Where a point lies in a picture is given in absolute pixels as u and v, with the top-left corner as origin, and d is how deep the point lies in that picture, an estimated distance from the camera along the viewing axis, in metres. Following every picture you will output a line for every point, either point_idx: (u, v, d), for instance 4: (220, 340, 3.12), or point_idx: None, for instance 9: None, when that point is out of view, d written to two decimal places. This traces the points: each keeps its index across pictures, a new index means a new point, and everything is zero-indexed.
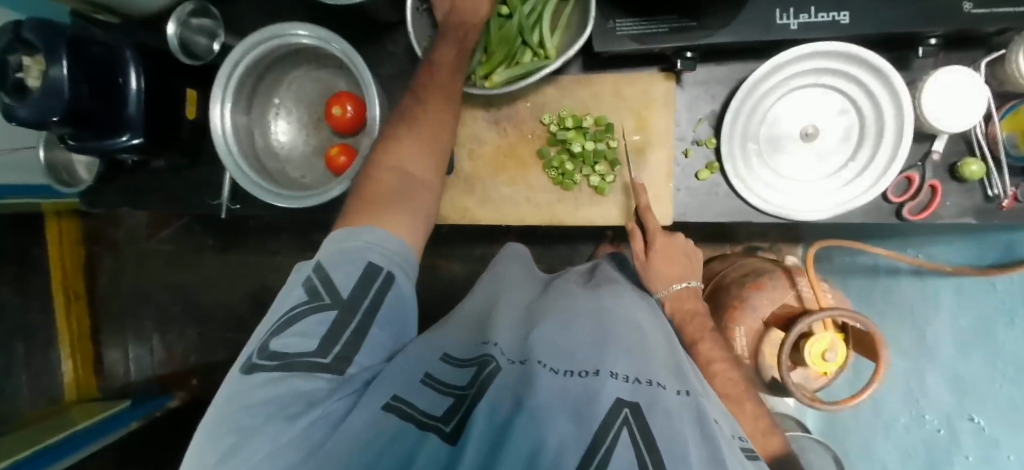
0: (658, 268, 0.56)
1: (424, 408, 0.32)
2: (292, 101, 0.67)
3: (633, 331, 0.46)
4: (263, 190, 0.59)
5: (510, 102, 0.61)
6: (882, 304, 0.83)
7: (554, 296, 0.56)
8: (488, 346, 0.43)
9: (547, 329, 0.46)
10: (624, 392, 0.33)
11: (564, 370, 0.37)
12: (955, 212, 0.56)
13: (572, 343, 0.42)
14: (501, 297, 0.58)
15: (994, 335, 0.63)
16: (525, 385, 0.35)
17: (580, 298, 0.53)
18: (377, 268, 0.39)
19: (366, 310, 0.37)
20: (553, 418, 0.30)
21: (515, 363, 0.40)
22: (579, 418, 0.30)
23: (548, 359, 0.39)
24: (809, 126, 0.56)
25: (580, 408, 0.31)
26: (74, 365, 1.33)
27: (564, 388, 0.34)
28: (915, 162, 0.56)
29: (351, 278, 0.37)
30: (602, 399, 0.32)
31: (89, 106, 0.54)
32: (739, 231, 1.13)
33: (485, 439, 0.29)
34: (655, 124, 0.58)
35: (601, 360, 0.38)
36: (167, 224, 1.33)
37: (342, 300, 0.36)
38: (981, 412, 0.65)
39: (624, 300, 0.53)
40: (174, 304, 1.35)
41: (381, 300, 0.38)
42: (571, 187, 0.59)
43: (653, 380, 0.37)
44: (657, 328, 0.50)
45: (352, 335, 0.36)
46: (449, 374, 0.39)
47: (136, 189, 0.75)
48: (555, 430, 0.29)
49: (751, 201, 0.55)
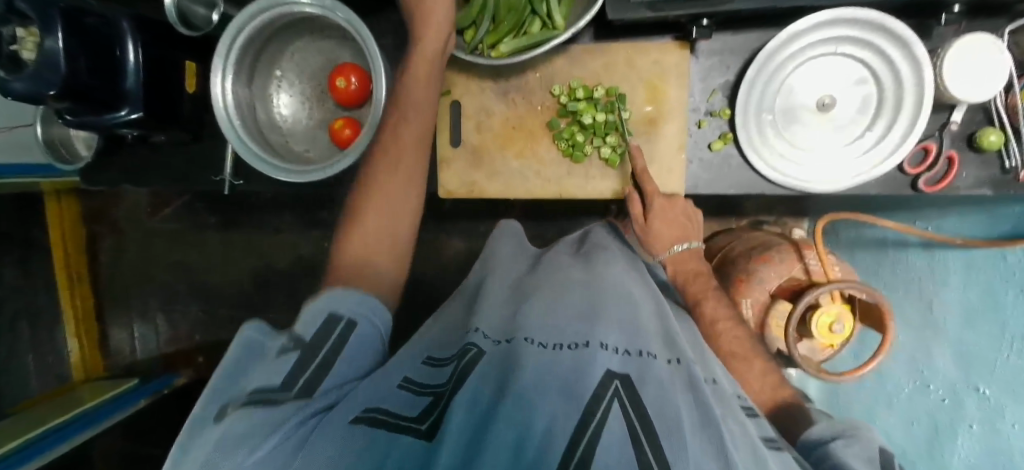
0: (658, 227, 0.56)
1: (400, 412, 0.32)
2: (295, 73, 0.65)
3: (623, 300, 0.47)
4: (267, 164, 0.58)
5: (519, 73, 0.60)
6: (890, 278, 0.83)
7: (545, 270, 0.57)
8: (472, 334, 0.44)
9: (535, 304, 0.46)
10: (614, 364, 0.34)
11: (553, 343, 0.37)
12: (971, 183, 0.56)
13: (562, 315, 0.43)
14: (490, 281, 0.58)
15: (1001, 302, 0.64)
16: (509, 363, 0.35)
17: (570, 270, 0.55)
18: (339, 317, 0.41)
19: (330, 349, 0.38)
20: (544, 390, 0.31)
21: (499, 343, 0.41)
22: (569, 388, 0.31)
23: (534, 334, 0.39)
24: (826, 96, 0.54)
25: (571, 382, 0.32)
26: (81, 347, 1.35)
27: (555, 360, 0.34)
28: (933, 132, 0.56)
29: (316, 325, 0.39)
30: (592, 371, 0.33)
31: (88, 80, 0.53)
32: (744, 206, 1.13)
33: (466, 425, 0.29)
34: (668, 94, 0.56)
35: (591, 332, 0.39)
36: (169, 203, 1.32)
37: (306, 342, 0.37)
38: (987, 382, 0.66)
39: (614, 272, 0.53)
40: (178, 283, 1.36)
41: (343, 342, 0.39)
42: (581, 160, 0.59)
43: (643, 350, 0.38)
44: (648, 296, 0.51)
45: (317, 369, 0.35)
46: (426, 376, 0.39)
47: (137, 166, 0.74)
48: (548, 400, 0.30)
49: (762, 171, 0.55)
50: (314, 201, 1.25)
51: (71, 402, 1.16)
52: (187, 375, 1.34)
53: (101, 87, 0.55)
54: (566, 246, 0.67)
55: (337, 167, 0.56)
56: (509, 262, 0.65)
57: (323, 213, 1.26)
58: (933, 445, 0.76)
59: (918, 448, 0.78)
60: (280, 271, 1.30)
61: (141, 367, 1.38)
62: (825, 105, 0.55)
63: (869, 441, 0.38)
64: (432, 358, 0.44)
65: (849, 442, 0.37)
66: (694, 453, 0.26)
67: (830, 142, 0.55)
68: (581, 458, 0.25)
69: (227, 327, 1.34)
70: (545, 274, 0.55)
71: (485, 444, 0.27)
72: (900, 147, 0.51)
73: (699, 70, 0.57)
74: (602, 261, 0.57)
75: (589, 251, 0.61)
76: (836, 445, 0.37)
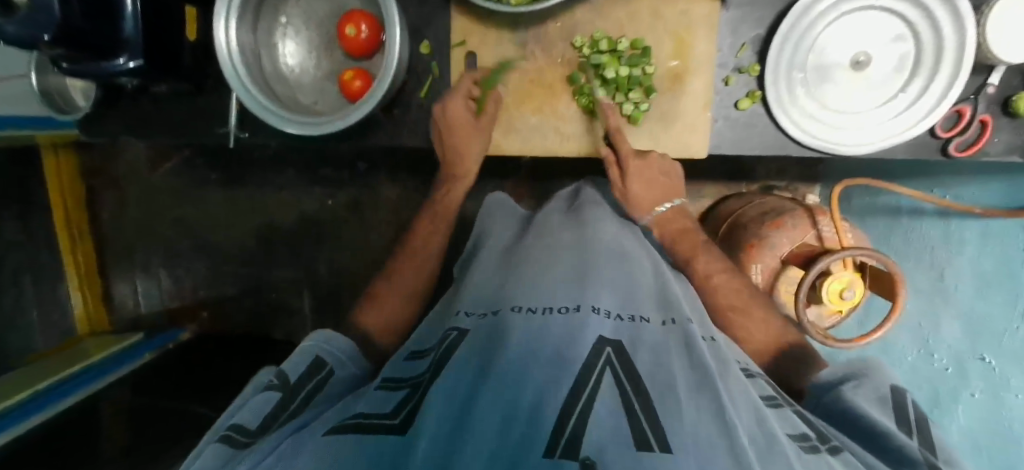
0: (639, 194, 0.58)
1: (374, 412, 0.35)
2: (301, 20, 0.62)
3: (620, 263, 0.51)
4: (276, 116, 0.56)
5: (538, 24, 0.57)
6: (902, 245, 0.81)
7: (534, 235, 0.59)
8: (459, 317, 0.47)
9: (527, 274, 0.48)
10: (607, 330, 0.38)
11: (544, 308, 0.41)
12: (1002, 150, 0.54)
13: (552, 281, 0.46)
14: (486, 250, 0.63)
15: (1017, 278, 0.65)
16: (497, 336, 0.38)
17: (563, 232, 0.57)
18: (323, 365, 0.50)
19: (309, 395, 0.45)
20: (533, 360, 0.33)
21: (485, 317, 0.44)
22: (559, 356, 0.34)
23: (522, 302, 0.43)
24: (861, 53, 0.52)
25: (563, 349, 0.35)
26: (84, 301, 1.35)
27: (545, 327, 0.38)
28: (968, 95, 0.53)
29: (299, 373, 0.47)
30: (584, 338, 0.36)
31: (83, 25, 0.49)
32: (755, 170, 1.11)
33: (454, 401, 0.31)
34: (695, 48, 0.55)
35: (582, 296, 0.42)
36: (169, 158, 1.31)
37: (288, 384, 0.45)
38: (993, 352, 0.70)
39: (604, 229, 0.57)
40: (181, 239, 1.36)
41: (322, 390, 0.46)
42: (602, 116, 0.58)
43: (637, 316, 0.42)
44: (644, 256, 0.55)
45: (293, 410, 0.42)
46: (408, 371, 0.44)
47: (138, 118, 0.72)
48: (534, 368, 0.32)
49: (791, 133, 0.54)
50: (317, 157, 1.23)
51: (78, 355, 1.18)
52: (193, 330, 1.36)
53: (98, 33, 0.52)
54: (557, 205, 0.69)
55: (347, 120, 0.54)
56: (504, 227, 0.68)
57: (327, 170, 1.24)
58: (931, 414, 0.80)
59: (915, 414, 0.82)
60: (284, 229, 1.30)
61: (146, 322, 1.39)
62: (859, 63, 0.52)
63: (878, 382, 0.44)
64: (415, 353, 0.49)
65: (858, 385, 0.43)
66: (689, 415, 0.30)
67: (862, 103, 0.53)
68: (577, 414, 0.28)
69: (231, 283, 1.34)
70: (536, 238, 0.58)
71: (471, 412, 0.29)
72: (936, 108, 0.50)
73: (729, 22, 0.54)
74: (591, 218, 0.60)
75: (581, 207, 0.65)
76: (846, 389, 0.43)
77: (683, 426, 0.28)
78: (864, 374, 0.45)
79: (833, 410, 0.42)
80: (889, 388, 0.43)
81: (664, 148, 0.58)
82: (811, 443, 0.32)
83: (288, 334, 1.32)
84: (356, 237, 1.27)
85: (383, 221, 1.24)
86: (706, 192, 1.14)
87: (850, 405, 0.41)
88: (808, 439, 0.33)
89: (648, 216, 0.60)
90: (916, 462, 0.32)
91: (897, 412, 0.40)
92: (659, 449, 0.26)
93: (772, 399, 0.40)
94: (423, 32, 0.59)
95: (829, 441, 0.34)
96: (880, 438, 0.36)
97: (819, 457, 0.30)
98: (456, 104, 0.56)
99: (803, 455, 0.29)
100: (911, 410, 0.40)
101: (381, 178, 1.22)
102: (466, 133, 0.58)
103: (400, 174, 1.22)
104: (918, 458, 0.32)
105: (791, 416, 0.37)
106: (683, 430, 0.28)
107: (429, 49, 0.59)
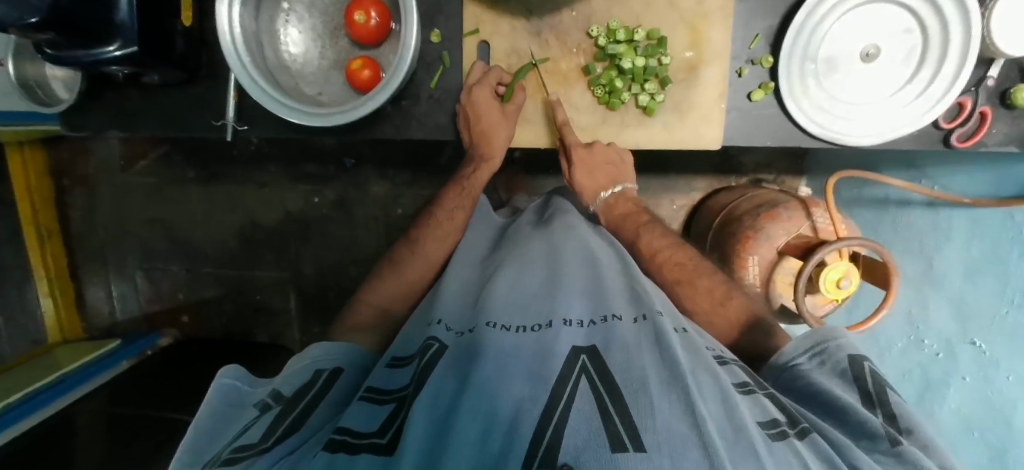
0: (585, 182, 0.63)
1: (358, 430, 0.37)
2: (304, 6, 0.60)
3: (589, 269, 0.54)
4: (280, 105, 0.54)
5: (553, 11, 0.58)
6: (891, 235, 0.84)
7: (512, 244, 0.62)
8: (433, 326, 0.50)
9: (503, 283, 0.52)
10: (580, 340, 0.42)
11: (518, 326, 0.45)
12: (1000, 140, 0.56)
13: (525, 297, 0.50)
14: (459, 255, 0.65)
15: (1005, 258, 0.68)
16: (473, 350, 0.42)
17: (534, 241, 0.60)
18: (323, 369, 0.50)
19: (308, 401, 0.45)
20: (506, 377, 0.37)
21: (461, 334, 0.47)
22: (536, 373, 0.38)
23: (496, 317, 0.46)
24: (871, 46, 0.53)
25: (538, 369, 0.38)
26: (56, 302, 1.26)
27: (520, 344, 0.42)
28: (969, 87, 0.55)
29: (299, 383, 0.47)
30: (558, 354, 0.40)
31: (74, 8, 0.46)
32: (743, 164, 1.13)
33: (431, 423, 0.35)
34: (710, 38, 0.56)
35: (553, 311, 0.46)
36: (145, 154, 1.25)
37: (289, 399, 0.45)
38: (981, 336, 0.72)
39: (574, 235, 0.60)
40: (158, 240, 1.30)
41: (322, 391, 0.47)
42: (618, 106, 0.59)
43: (609, 315, 0.46)
44: (614, 260, 0.58)
45: (295, 419, 0.42)
46: (389, 382, 0.45)
47: (127, 109, 0.68)
48: (511, 385, 0.36)
49: (804, 125, 0.55)
50: (302, 152, 1.20)
51: (49, 364, 1.12)
52: (172, 335, 1.30)
53: (91, 17, 0.48)
54: (528, 217, 0.71)
55: (359, 109, 0.52)
56: (478, 234, 0.70)
57: (312, 165, 1.21)
58: (921, 397, 0.81)
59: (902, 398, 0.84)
60: (267, 227, 1.25)
61: (121, 328, 1.32)
62: (869, 56, 0.53)
63: (838, 350, 0.46)
64: (394, 358, 0.49)
65: (821, 360, 0.46)
66: (662, 412, 0.32)
67: (871, 94, 0.54)
68: (552, 428, 0.31)
69: (213, 285, 1.29)
70: (508, 250, 0.61)
71: (451, 430, 0.33)
72: (942, 99, 0.51)
73: (743, 14, 0.55)
74: (561, 227, 0.62)
75: (552, 218, 0.66)
76: (807, 367, 0.46)
77: (655, 424, 0.31)
78: (828, 343, 0.46)
79: (797, 387, 0.45)
80: (849, 355, 0.45)
81: (679, 139, 0.58)
82: (780, 428, 0.34)
83: (273, 337, 1.27)
84: (342, 235, 1.23)
85: (370, 219, 1.21)
86: (697, 186, 1.15)
87: (814, 383, 0.43)
88: (777, 424, 0.35)
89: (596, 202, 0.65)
90: (879, 438, 0.36)
91: (859, 386, 0.42)
92: (633, 449, 0.28)
93: (745, 385, 0.41)
94: (437, 15, 0.59)
95: (797, 424, 0.36)
96: (842, 414, 0.39)
97: (786, 444, 0.32)
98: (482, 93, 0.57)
99: (770, 442, 0.32)
100: (871, 381, 0.42)
101: (369, 174, 1.19)
102: (495, 120, 0.59)
103: (387, 169, 1.19)
104: (880, 433, 0.36)
105: (763, 401, 0.39)
106: (658, 425, 0.31)
107: (440, 37, 0.59)
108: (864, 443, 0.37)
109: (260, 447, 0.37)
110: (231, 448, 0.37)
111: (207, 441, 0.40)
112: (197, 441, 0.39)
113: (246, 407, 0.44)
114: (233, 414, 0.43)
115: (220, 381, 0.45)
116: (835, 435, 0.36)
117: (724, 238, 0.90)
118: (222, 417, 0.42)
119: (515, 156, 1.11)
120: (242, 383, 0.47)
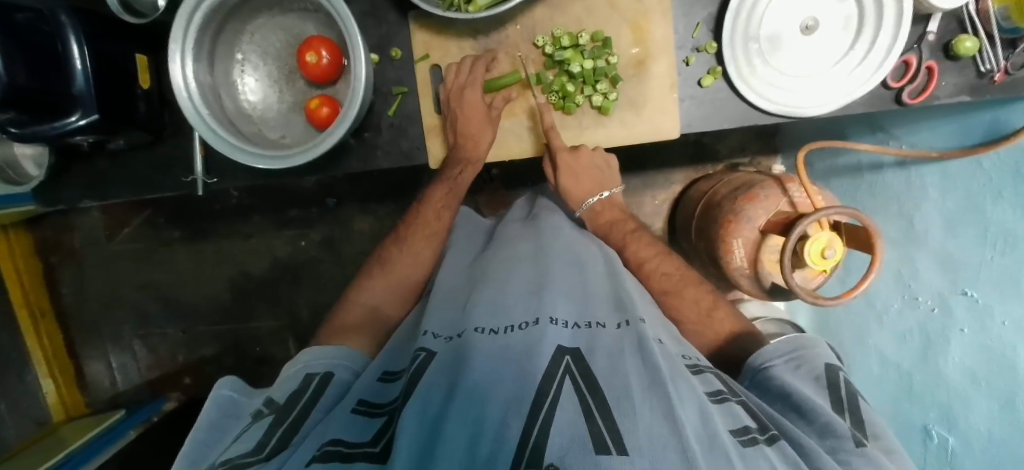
0: (573, 188, 0.66)
1: (350, 439, 0.36)
2: (258, 55, 0.62)
3: (574, 271, 0.55)
4: (234, 148, 0.54)
5: (498, 29, 0.60)
6: (870, 197, 0.87)
7: (496, 247, 0.63)
8: (423, 336, 0.49)
9: (488, 290, 0.51)
10: (565, 340, 0.42)
11: (505, 327, 0.44)
12: (950, 92, 0.57)
13: (512, 297, 0.49)
14: (443, 272, 0.64)
15: (983, 211, 0.63)
16: (460, 357, 0.41)
17: (521, 243, 0.61)
18: (314, 373, 0.50)
19: (302, 405, 0.45)
20: (496, 380, 0.36)
21: (450, 340, 0.46)
22: (522, 374, 0.37)
23: (484, 323, 0.45)
24: (809, 19, 0.55)
25: (525, 365, 0.38)
26: (57, 384, 1.23)
27: (509, 343, 0.41)
28: (911, 45, 0.57)
29: (291, 390, 0.47)
30: (544, 351, 0.39)
31: (33, 89, 0.47)
32: (718, 151, 1.14)
33: (418, 435, 0.33)
34: (653, 33, 0.58)
35: (541, 309, 0.46)
36: (128, 222, 1.25)
37: (280, 406, 0.45)
38: (975, 286, 0.66)
39: (560, 239, 0.62)
40: (151, 304, 1.29)
41: (315, 395, 0.47)
42: (573, 110, 0.61)
43: (592, 322, 0.46)
44: (600, 263, 0.60)
45: (286, 430, 0.41)
46: (381, 394, 0.45)
47: (97, 178, 0.68)
48: (499, 390, 0.35)
49: (757, 105, 0.56)
50: (284, 198, 1.20)
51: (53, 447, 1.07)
52: (177, 398, 1.28)
53: (44, 92, 0.49)
54: (516, 214, 0.74)
55: (321, 143, 0.52)
56: (465, 243, 0.71)
57: (295, 210, 1.21)
58: (928, 354, 0.76)
59: (913, 359, 0.80)
60: (258, 277, 1.25)
61: (124, 399, 1.30)
62: (808, 28, 0.55)
63: (815, 358, 0.49)
64: (388, 372, 0.50)
65: (797, 364, 0.48)
66: (644, 416, 0.32)
67: (817, 64, 0.56)
68: (540, 425, 0.31)
69: (211, 341, 1.28)
70: (494, 252, 0.61)
71: (441, 436, 0.32)
72: (885, 61, 0.52)
73: (681, 5, 0.57)
74: (547, 226, 0.65)
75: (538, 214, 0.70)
76: (781, 368, 0.48)
77: (636, 427, 0.31)
78: (806, 350, 0.50)
79: (771, 389, 0.47)
80: (826, 364, 0.48)
81: (638, 133, 0.61)
82: (751, 435, 0.36)
83: None
84: (334, 273, 1.23)
85: (359, 254, 1.21)
86: (676, 179, 1.16)
87: (788, 385, 0.45)
88: (748, 431, 0.36)
89: (583, 207, 0.69)
90: (845, 439, 0.40)
91: (833, 391, 0.45)
92: (616, 451, 0.29)
93: (717, 393, 0.42)
94: (387, 46, 0.61)
95: (768, 432, 0.38)
96: (810, 414, 0.42)
97: (756, 450, 0.34)
98: (472, 94, 0.59)
99: (743, 449, 0.34)
100: (844, 387, 0.46)
101: (353, 210, 1.20)
102: (478, 125, 0.60)
103: (370, 203, 1.19)
104: (845, 435, 0.40)
105: (735, 408, 0.40)
106: (638, 431, 0.31)
107: (399, 55, 0.61)
108: (830, 442, 0.40)
109: (252, 457, 0.37)
110: (223, 459, 0.36)
111: (205, 452, 0.41)
112: (194, 452, 0.41)
113: (243, 418, 0.46)
114: (228, 426, 0.45)
115: (219, 394, 0.48)
116: (801, 439, 0.39)
117: (708, 224, 0.91)
118: (216, 430, 0.44)
119: (495, 174, 1.12)
120: (240, 395, 0.49)
